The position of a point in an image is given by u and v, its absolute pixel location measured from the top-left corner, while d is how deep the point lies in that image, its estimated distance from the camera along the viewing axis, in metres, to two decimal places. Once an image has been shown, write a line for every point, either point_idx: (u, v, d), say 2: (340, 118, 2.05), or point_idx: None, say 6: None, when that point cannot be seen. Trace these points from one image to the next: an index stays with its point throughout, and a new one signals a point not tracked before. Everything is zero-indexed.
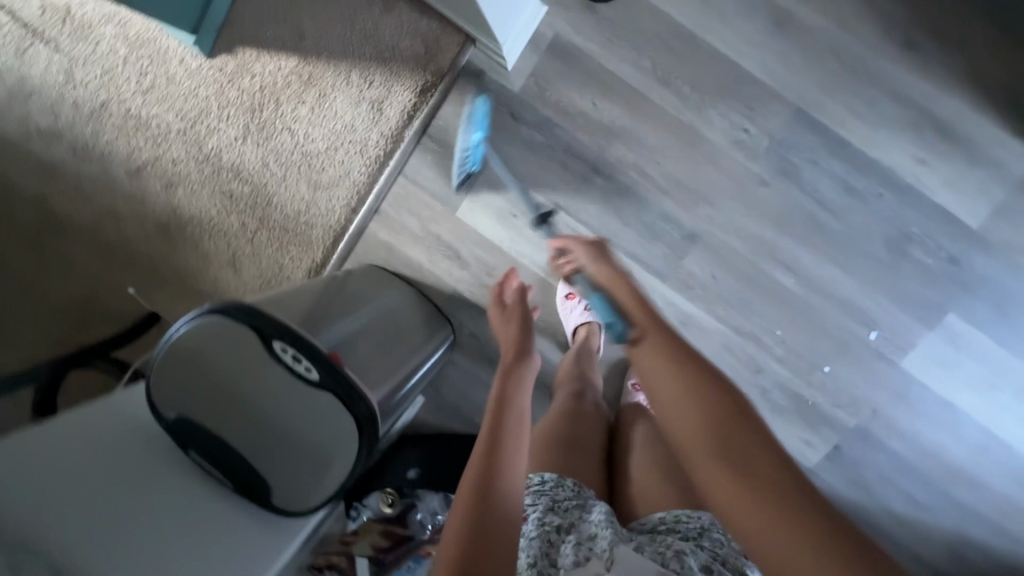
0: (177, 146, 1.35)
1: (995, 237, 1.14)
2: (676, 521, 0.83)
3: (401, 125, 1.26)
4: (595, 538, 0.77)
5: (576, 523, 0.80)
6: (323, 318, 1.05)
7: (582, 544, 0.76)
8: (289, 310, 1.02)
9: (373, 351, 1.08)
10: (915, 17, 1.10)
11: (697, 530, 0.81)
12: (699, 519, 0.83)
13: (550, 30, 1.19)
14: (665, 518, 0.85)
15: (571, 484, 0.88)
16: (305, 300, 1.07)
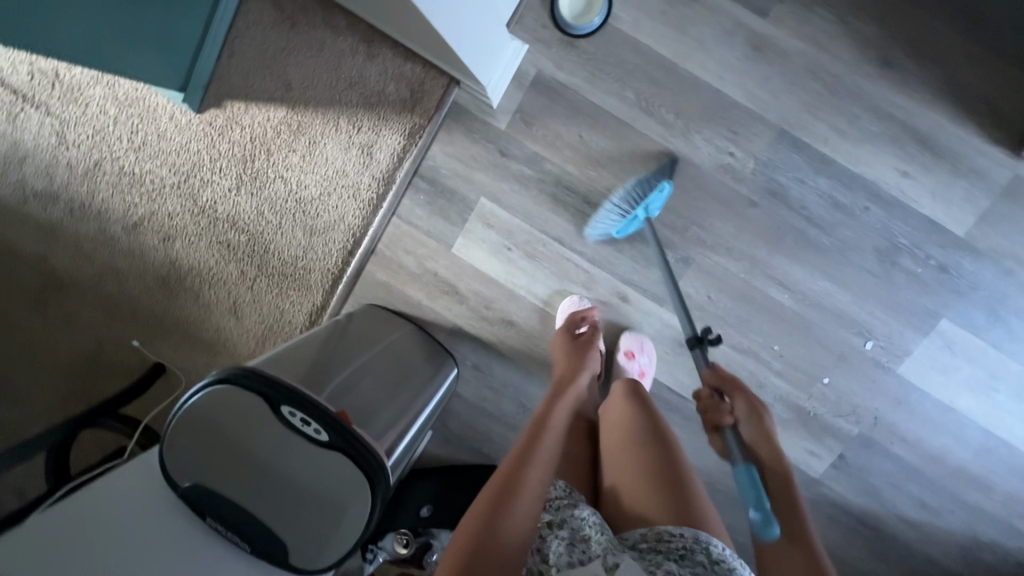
0: (172, 199, 1.37)
1: (983, 242, 1.15)
2: (658, 539, 0.77)
3: (391, 168, 1.28)
4: (588, 541, 0.75)
5: (568, 520, 0.79)
6: (327, 367, 1.06)
7: (574, 545, 0.75)
8: (294, 363, 1.03)
9: (378, 394, 1.08)
10: (890, 35, 1.12)
11: (684, 552, 0.76)
12: (684, 536, 0.77)
13: (533, 67, 1.21)
14: (647, 535, 0.79)
15: (562, 485, 0.87)
16: (309, 351, 1.08)
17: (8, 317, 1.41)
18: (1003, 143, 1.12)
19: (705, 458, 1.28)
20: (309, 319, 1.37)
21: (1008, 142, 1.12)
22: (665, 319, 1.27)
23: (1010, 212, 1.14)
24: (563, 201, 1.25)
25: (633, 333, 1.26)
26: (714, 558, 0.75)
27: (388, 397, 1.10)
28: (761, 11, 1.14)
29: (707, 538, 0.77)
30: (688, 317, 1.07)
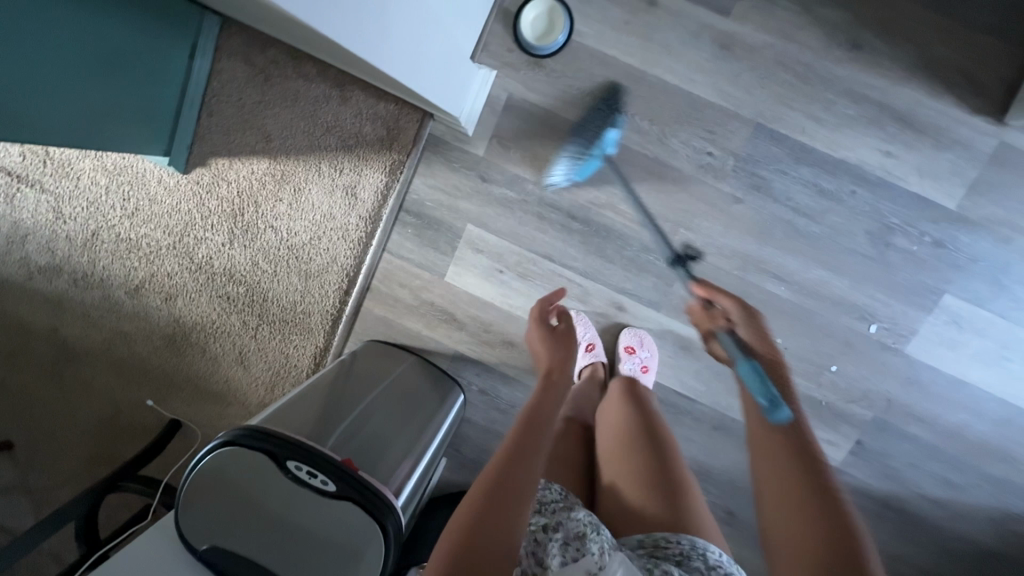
0: (170, 259, 1.41)
1: (976, 213, 1.14)
2: (655, 545, 0.74)
3: (377, 205, 1.30)
4: (584, 539, 0.71)
5: (564, 521, 0.74)
6: (336, 410, 1.08)
7: (570, 544, 0.70)
8: (303, 410, 1.05)
9: (386, 430, 1.10)
10: (858, 17, 1.10)
11: (678, 556, 0.72)
12: (680, 544, 0.74)
13: (503, 91, 1.21)
14: (644, 541, 0.76)
15: (557, 488, 0.83)
16: (317, 397, 1.10)
17: (28, 391, 1.45)
18: (985, 111, 1.10)
19: (720, 458, 1.28)
20: (314, 360, 1.39)
21: (990, 109, 1.10)
22: (665, 324, 1.26)
23: (1001, 179, 1.12)
24: (549, 218, 1.26)
25: (632, 330, 1.26)
26: (711, 564, 0.71)
27: (396, 432, 1.11)
28: (723, 9, 1.12)
29: (704, 544, 0.74)
30: (659, 230, 1.20)
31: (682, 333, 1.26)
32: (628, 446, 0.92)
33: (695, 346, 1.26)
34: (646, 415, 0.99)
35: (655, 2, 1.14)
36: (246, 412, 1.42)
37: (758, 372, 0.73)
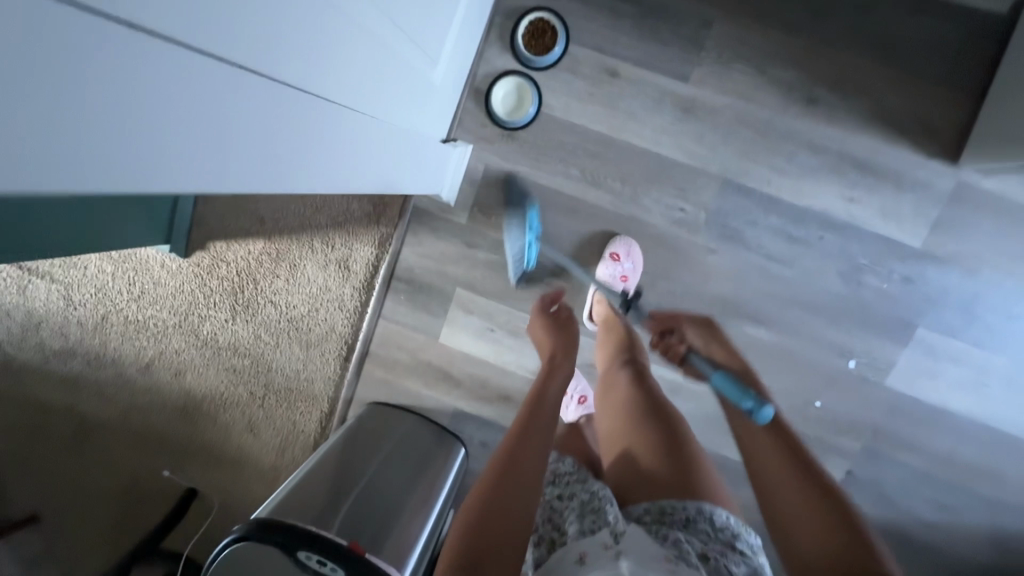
0: (177, 337, 1.47)
1: (941, 250, 1.18)
2: (662, 512, 0.79)
3: (369, 276, 1.36)
4: (597, 510, 0.78)
5: (576, 493, 0.84)
6: (350, 474, 1.14)
7: (582, 516, 0.78)
8: (318, 482, 1.11)
9: (397, 492, 1.15)
10: (811, 74, 1.15)
11: (686, 521, 0.77)
12: (686, 509, 0.78)
13: (480, 164, 1.28)
14: (650, 508, 0.80)
15: (570, 462, 0.93)
16: (331, 464, 1.16)
17: (46, 471, 1.49)
18: (941, 154, 1.14)
19: None
20: (321, 425, 1.45)
21: (946, 152, 1.14)
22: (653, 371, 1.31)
23: (963, 217, 1.16)
24: (535, 278, 1.31)
25: (623, 239, 1.24)
26: (717, 528, 0.77)
27: (405, 491, 1.16)
28: (682, 75, 1.18)
29: (710, 509, 0.79)
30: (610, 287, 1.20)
31: (671, 378, 1.31)
32: (628, 419, 0.93)
33: (685, 390, 1.31)
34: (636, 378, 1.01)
35: (617, 73, 1.19)
36: (258, 477, 1.48)
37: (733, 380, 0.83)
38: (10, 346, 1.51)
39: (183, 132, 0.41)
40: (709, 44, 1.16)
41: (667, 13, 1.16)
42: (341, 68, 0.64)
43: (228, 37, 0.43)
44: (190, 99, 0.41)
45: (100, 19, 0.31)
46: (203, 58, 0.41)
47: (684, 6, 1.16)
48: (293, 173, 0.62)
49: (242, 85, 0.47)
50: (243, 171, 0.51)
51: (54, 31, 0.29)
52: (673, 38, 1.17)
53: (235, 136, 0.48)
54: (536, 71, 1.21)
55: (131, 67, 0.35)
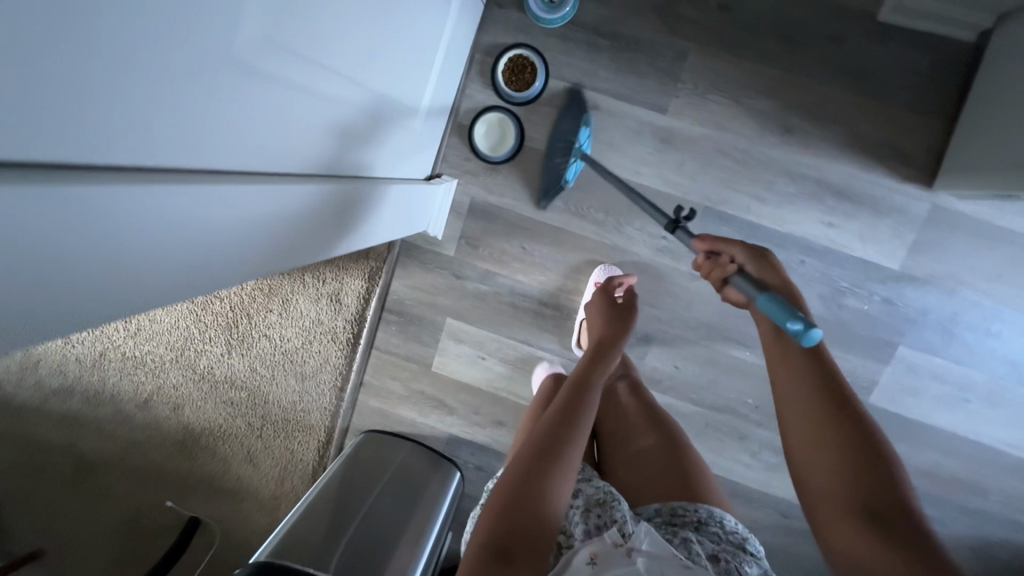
0: (175, 372, 1.50)
1: (920, 271, 1.21)
2: (672, 514, 0.82)
3: (360, 308, 1.39)
4: (605, 508, 0.79)
5: (584, 491, 0.83)
6: (350, 507, 1.16)
7: (591, 513, 0.78)
8: (319, 516, 1.12)
9: (398, 523, 1.16)
10: (786, 104, 1.17)
11: (696, 522, 0.80)
12: (697, 512, 0.82)
13: (466, 197, 1.30)
14: (662, 509, 0.84)
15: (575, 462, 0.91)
16: (330, 498, 1.17)
17: (49, 508, 1.50)
18: (915, 178, 1.17)
19: None
20: (319, 454, 1.48)
21: (921, 176, 1.17)
22: None
23: (940, 239, 1.19)
24: (523, 307, 1.34)
25: (605, 267, 1.27)
26: (727, 529, 0.80)
27: (404, 521, 1.17)
28: (660, 107, 1.20)
29: (720, 513, 0.82)
30: (657, 209, 0.99)
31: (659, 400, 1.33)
32: (637, 429, 1.01)
33: (674, 412, 1.33)
34: (638, 393, 1.10)
35: (597, 105, 1.21)
36: (259, 506, 1.50)
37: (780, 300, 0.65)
38: (11, 385, 1.54)
39: (141, 246, 0.45)
40: (686, 76, 1.18)
41: (644, 46, 1.18)
42: (300, 141, 0.67)
43: (178, 151, 0.48)
44: (150, 217, 0.45)
45: (55, 188, 0.35)
46: (145, 175, 0.44)
47: (659, 40, 1.18)
48: (257, 250, 0.65)
49: (201, 185, 0.50)
50: (206, 256, 0.55)
51: (16, 216, 0.33)
52: (650, 71, 1.19)
53: (197, 230, 0.52)
54: (517, 105, 1.23)
55: (86, 211, 0.38)
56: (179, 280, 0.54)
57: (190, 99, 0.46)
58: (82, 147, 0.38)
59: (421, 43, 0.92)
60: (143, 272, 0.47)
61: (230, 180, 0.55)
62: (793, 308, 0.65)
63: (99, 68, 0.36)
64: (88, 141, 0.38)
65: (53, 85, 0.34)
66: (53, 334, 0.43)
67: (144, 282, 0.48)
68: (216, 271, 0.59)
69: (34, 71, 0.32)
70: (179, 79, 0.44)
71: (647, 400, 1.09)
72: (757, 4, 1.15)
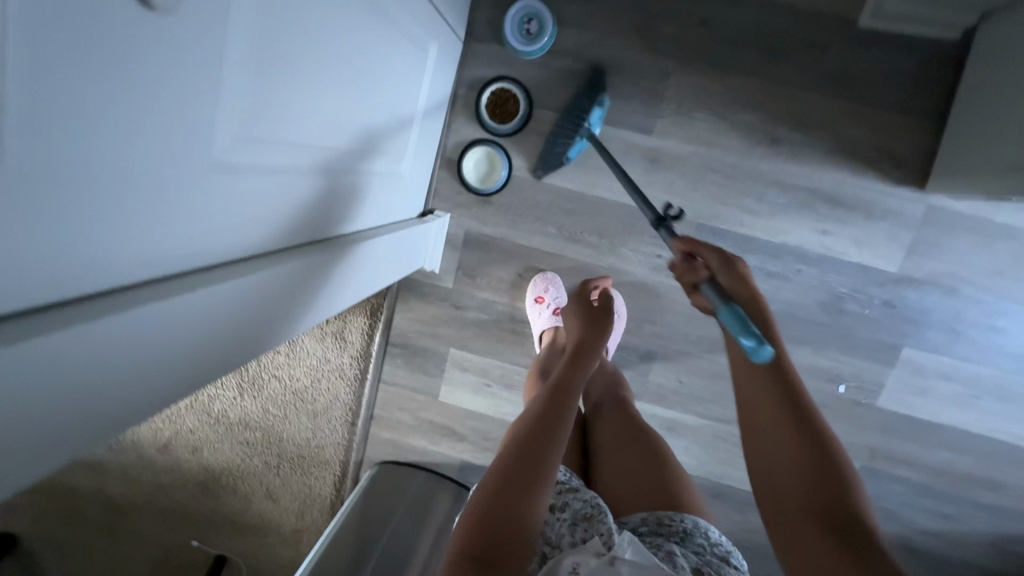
0: (191, 416, 1.53)
1: (919, 272, 1.20)
2: (658, 522, 0.71)
3: (365, 344, 1.41)
4: (593, 521, 0.70)
5: (571, 502, 0.74)
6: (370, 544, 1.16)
7: (578, 525, 0.70)
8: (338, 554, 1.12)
9: (419, 554, 1.16)
10: (772, 116, 1.17)
11: (681, 533, 0.70)
12: (682, 521, 0.71)
13: (460, 230, 1.31)
14: (647, 518, 0.73)
15: (562, 471, 0.81)
16: (349, 534, 1.17)
17: (82, 553, 1.53)
18: (907, 181, 1.16)
19: (722, 523, 1.37)
20: (336, 487, 1.51)
21: (912, 178, 1.16)
22: (647, 410, 1.35)
23: (937, 239, 1.18)
24: (524, 332, 1.36)
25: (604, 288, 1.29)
26: (712, 541, 0.69)
27: (426, 552, 1.17)
28: (645, 128, 1.20)
29: (705, 524, 0.72)
30: (645, 199, 0.94)
31: (666, 415, 1.35)
32: (622, 440, 0.90)
33: (680, 426, 1.34)
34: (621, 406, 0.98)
35: None
36: (283, 541, 1.54)
37: (741, 311, 0.61)
38: None
39: (135, 359, 0.47)
40: (669, 95, 1.18)
41: (625, 69, 1.18)
42: (281, 221, 0.69)
43: (180, 256, 0.52)
44: (142, 332, 0.47)
45: (69, 327, 0.40)
46: (151, 285, 0.49)
47: (639, 62, 1.18)
48: (262, 328, 0.68)
49: (189, 288, 0.52)
50: (203, 351, 0.57)
51: (58, 354, 0.39)
52: (633, 93, 1.19)
53: (190, 330, 0.53)
54: (504, 136, 1.24)
55: (111, 333, 0.43)
56: (184, 379, 0.55)
57: (186, 207, 0.50)
58: (78, 280, 0.42)
59: (403, 82, 0.93)
60: (144, 380, 0.49)
61: (215, 274, 0.57)
62: (749, 321, 0.60)
63: (99, 211, 0.41)
64: (88, 271, 0.42)
65: (55, 240, 0.38)
66: (118, 433, 0.50)
67: (146, 389, 0.50)
68: (220, 361, 0.61)
69: (24, 238, 0.36)
70: (172, 195, 0.48)
71: (631, 414, 0.97)
72: (735, 19, 1.15)
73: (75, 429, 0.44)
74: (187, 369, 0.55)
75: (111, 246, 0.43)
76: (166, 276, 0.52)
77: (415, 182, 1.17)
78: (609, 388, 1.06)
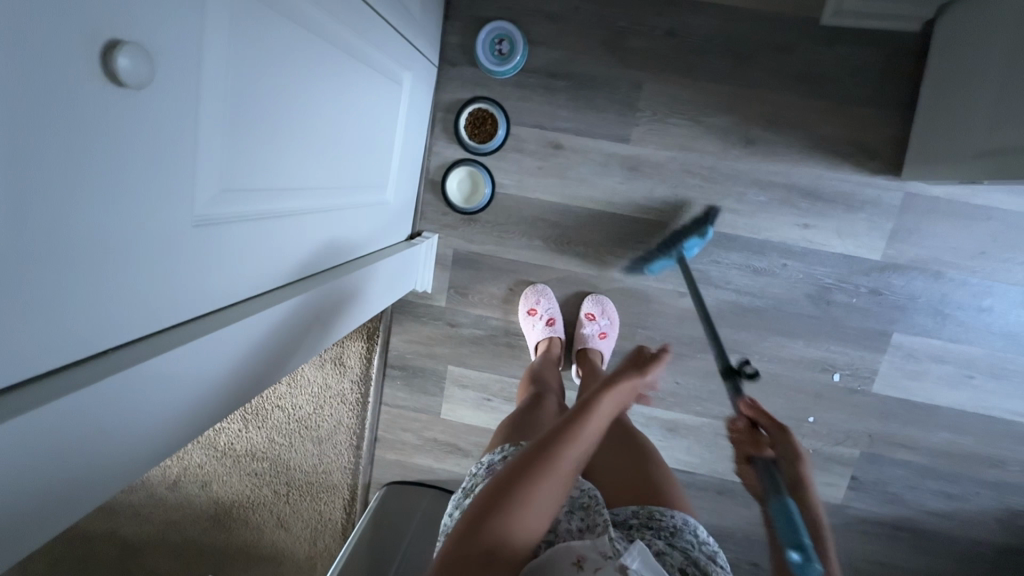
0: (199, 451, 1.55)
1: (902, 258, 1.22)
2: (648, 517, 0.73)
3: (365, 368, 1.43)
4: (590, 510, 0.70)
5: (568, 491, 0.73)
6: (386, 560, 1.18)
7: (575, 514, 0.70)
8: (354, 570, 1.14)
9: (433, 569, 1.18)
10: (744, 117, 1.19)
11: (671, 530, 0.71)
12: (673, 518, 0.73)
13: (449, 249, 1.33)
14: (638, 512, 0.74)
15: None
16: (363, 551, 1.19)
17: None
18: (882, 171, 1.18)
19: (730, 518, 1.39)
20: (346, 510, 1.53)
21: (887, 167, 1.18)
22: (648, 413, 1.36)
23: (917, 225, 1.20)
24: (519, 345, 1.38)
25: (595, 297, 1.31)
26: (700, 539, 0.71)
27: None
28: (622, 137, 1.23)
29: (692, 523, 0.73)
30: (722, 349, 0.99)
31: (666, 417, 1.36)
32: (616, 441, 0.90)
33: (680, 426, 1.36)
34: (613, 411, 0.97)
35: (561, 144, 1.24)
36: (297, 567, 1.55)
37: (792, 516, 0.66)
38: None
39: (140, 411, 0.49)
40: (643, 104, 1.21)
41: (599, 82, 1.21)
42: (271, 263, 0.70)
43: (180, 308, 0.54)
44: (144, 386, 0.49)
45: (75, 389, 0.42)
46: (154, 339, 0.52)
47: (611, 75, 1.20)
48: (261, 366, 0.70)
49: (179, 342, 0.52)
50: (202, 397, 0.58)
51: (68, 416, 0.41)
52: (608, 104, 1.21)
53: (185, 381, 0.54)
54: (485, 156, 1.26)
55: (115, 391, 0.45)
56: (186, 426, 0.57)
57: (180, 262, 0.52)
58: (82, 343, 0.44)
59: (382, 111, 0.95)
60: (145, 434, 0.51)
61: (207, 322, 0.58)
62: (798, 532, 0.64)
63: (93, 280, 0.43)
64: (90, 334, 0.45)
65: (53, 310, 0.40)
66: (129, 483, 0.51)
67: (151, 439, 0.52)
68: (222, 405, 0.63)
69: (24, 313, 0.38)
70: (165, 254, 0.50)
71: (622, 417, 0.98)
72: (701, 26, 1.17)
73: (86, 482, 0.46)
74: (191, 416, 0.57)
75: (110, 308, 0.46)
76: (163, 330, 0.53)
77: (401, 207, 1.19)
78: None
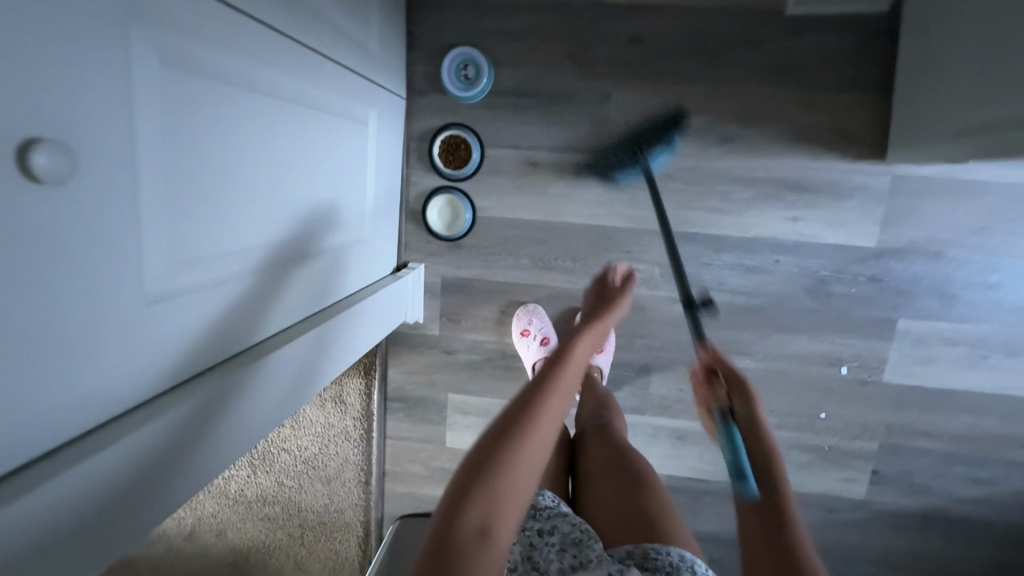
0: (211, 500, 1.55)
1: (899, 242, 1.18)
2: (643, 555, 0.66)
3: (365, 404, 1.42)
4: (581, 547, 0.66)
5: (560, 528, 0.69)
6: None
7: (567, 551, 0.66)
8: None
9: None
10: (719, 116, 1.17)
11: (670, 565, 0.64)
12: (669, 555, 0.66)
13: (437, 277, 1.32)
14: (633, 550, 0.67)
15: (551, 496, 0.77)
16: None
17: None
18: (867, 156, 1.15)
19: None
20: (361, 547, 1.51)
21: (872, 151, 1.15)
22: (655, 423, 1.33)
23: (911, 207, 1.16)
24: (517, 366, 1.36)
25: None
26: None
27: None
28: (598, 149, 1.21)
29: (692, 557, 0.67)
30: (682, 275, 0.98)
31: (674, 425, 1.33)
32: (611, 465, 0.85)
33: (689, 434, 1.33)
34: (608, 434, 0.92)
35: (538, 162, 1.23)
36: None
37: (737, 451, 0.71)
38: None
39: (108, 497, 0.48)
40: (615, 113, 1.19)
41: (568, 96, 1.20)
42: (244, 319, 0.68)
43: (146, 384, 0.54)
44: (109, 471, 0.48)
45: (25, 491, 0.40)
46: (120, 421, 0.51)
47: (579, 87, 1.19)
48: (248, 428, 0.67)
49: (143, 422, 0.51)
50: (179, 470, 0.57)
51: (23, 519, 0.40)
52: (580, 117, 1.20)
53: (156, 457, 0.53)
54: (462, 181, 1.25)
55: (73, 482, 0.44)
56: (166, 502, 0.56)
57: (138, 337, 0.52)
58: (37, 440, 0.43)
59: (347, 150, 0.95)
60: (115, 520, 0.49)
61: (177, 394, 0.57)
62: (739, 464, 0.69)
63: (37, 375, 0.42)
64: (45, 428, 0.44)
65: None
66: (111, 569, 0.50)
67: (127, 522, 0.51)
68: (202, 479, 0.61)
69: None
70: (118, 332, 0.49)
71: (616, 436, 0.92)
72: (665, 30, 1.16)
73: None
74: (171, 489, 0.56)
75: (62, 398, 0.45)
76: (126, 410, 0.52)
77: (381, 240, 1.18)
78: (596, 411, 1.03)
